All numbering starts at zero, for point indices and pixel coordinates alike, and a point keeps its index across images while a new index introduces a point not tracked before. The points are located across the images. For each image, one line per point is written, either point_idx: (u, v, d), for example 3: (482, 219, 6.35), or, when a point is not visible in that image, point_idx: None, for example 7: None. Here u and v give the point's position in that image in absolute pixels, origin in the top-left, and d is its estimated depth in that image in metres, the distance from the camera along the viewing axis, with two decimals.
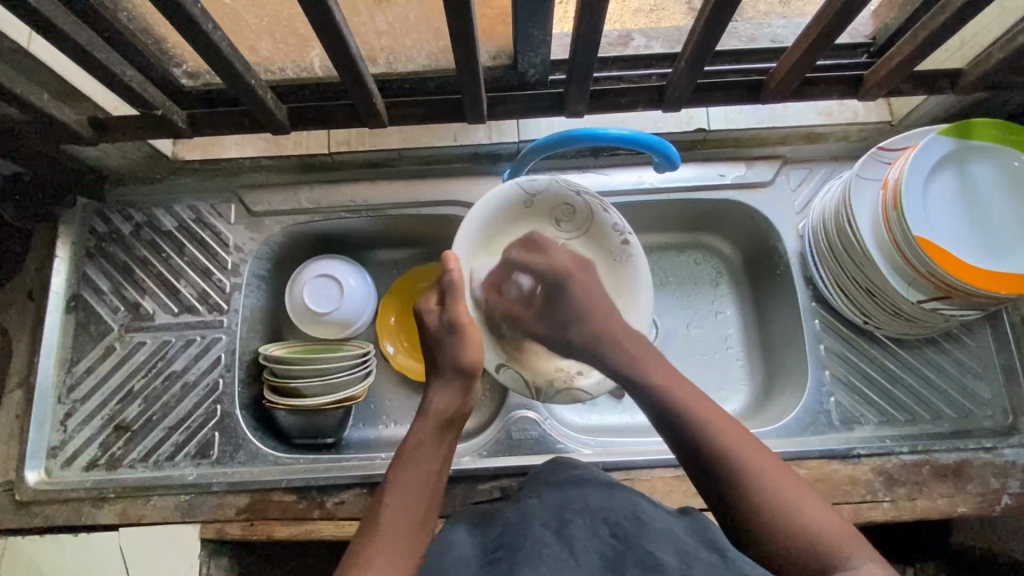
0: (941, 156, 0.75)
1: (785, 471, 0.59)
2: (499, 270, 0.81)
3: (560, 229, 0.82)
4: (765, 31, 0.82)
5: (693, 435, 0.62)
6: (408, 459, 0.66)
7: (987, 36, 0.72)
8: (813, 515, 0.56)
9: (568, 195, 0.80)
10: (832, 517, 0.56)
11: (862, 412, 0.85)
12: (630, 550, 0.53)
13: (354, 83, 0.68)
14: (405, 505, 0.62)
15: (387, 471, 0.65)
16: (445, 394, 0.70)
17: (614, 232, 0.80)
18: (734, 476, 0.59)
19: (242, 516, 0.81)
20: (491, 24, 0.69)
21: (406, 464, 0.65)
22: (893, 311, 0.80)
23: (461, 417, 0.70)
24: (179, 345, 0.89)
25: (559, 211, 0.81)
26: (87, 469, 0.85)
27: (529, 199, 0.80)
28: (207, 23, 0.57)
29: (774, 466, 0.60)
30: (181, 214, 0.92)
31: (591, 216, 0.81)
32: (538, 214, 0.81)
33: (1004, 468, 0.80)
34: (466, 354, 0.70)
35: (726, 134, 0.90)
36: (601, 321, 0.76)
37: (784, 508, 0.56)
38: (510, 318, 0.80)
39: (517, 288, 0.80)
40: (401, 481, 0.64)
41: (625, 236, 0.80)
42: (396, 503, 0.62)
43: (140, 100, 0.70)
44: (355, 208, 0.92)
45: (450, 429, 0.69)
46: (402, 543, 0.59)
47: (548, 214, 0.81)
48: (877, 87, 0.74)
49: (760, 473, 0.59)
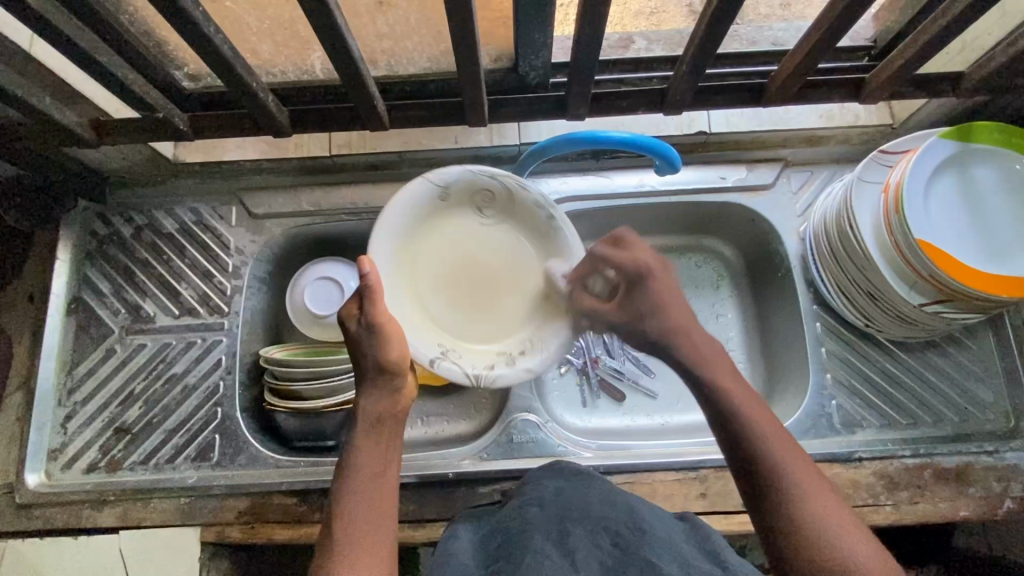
0: (943, 159, 0.75)
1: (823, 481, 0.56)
2: (419, 273, 0.70)
3: (484, 217, 0.72)
4: (766, 34, 0.82)
5: (754, 453, 0.57)
6: (352, 467, 0.61)
7: (989, 39, 0.72)
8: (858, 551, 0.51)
9: (482, 177, 0.70)
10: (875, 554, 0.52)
11: (864, 416, 0.85)
12: (631, 560, 0.54)
13: (355, 86, 0.68)
14: (364, 515, 0.58)
15: (336, 479, 0.61)
16: (378, 396, 0.64)
17: (538, 209, 0.71)
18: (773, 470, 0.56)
19: (243, 519, 0.81)
20: (492, 26, 0.69)
21: (354, 470, 0.61)
22: (895, 314, 0.79)
23: (398, 416, 0.65)
24: (179, 347, 0.89)
25: (480, 198, 0.71)
26: (87, 472, 0.85)
27: (442, 190, 0.70)
28: (209, 27, 0.57)
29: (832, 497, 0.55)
30: (182, 217, 0.92)
31: (512, 197, 0.71)
32: (455, 206, 0.71)
33: (1006, 472, 0.80)
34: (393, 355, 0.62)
35: (728, 137, 0.91)
36: (678, 314, 0.69)
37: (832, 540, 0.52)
38: (438, 315, 0.70)
39: (601, 285, 0.70)
40: (351, 490, 0.60)
41: (551, 211, 0.71)
42: (351, 514, 0.58)
43: (142, 102, 0.70)
44: (356, 210, 0.92)
45: (389, 428, 0.64)
46: (366, 555, 0.56)
47: (465, 203, 0.71)
48: (877, 90, 0.74)
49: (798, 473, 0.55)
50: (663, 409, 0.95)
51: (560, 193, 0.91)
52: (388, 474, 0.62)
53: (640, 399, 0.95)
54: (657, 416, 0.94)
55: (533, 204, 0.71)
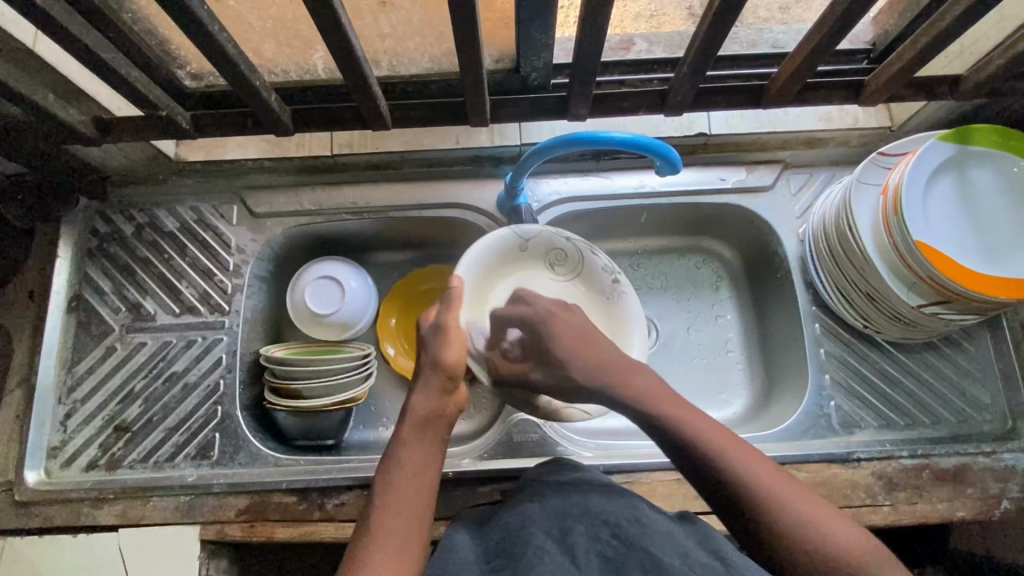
0: (941, 161, 0.75)
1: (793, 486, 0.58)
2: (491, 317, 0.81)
3: (554, 272, 0.84)
4: (766, 36, 0.82)
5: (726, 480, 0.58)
6: (392, 463, 0.62)
7: (986, 42, 0.72)
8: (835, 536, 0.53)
9: (557, 239, 0.83)
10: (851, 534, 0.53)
11: (861, 416, 0.85)
12: (631, 553, 0.54)
13: (358, 85, 0.68)
14: (399, 512, 0.59)
15: (378, 473, 0.63)
16: (426, 394, 0.66)
17: (604, 273, 0.83)
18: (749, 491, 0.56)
19: (242, 517, 0.81)
20: (493, 27, 0.69)
21: (396, 465, 0.62)
22: (893, 315, 0.80)
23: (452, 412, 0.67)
24: (180, 346, 0.89)
25: (553, 254, 0.83)
26: (87, 470, 0.85)
27: (523, 242, 0.82)
28: (213, 25, 0.58)
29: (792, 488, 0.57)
30: (183, 215, 0.92)
31: (582, 260, 0.83)
32: (529, 258, 0.83)
33: (1003, 473, 0.81)
34: (449, 356, 0.67)
35: (727, 139, 0.90)
36: (595, 351, 0.70)
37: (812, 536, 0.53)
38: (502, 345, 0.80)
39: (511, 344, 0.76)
40: (390, 485, 0.61)
41: (615, 276, 0.83)
42: (387, 507, 0.59)
43: (144, 100, 0.70)
44: (357, 210, 0.92)
45: (433, 427, 0.65)
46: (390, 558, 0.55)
47: (539, 259, 0.83)
48: (877, 92, 0.74)
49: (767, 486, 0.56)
50: None
51: (560, 193, 0.91)
52: (430, 471, 0.63)
53: None
54: None
55: (601, 268, 0.83)
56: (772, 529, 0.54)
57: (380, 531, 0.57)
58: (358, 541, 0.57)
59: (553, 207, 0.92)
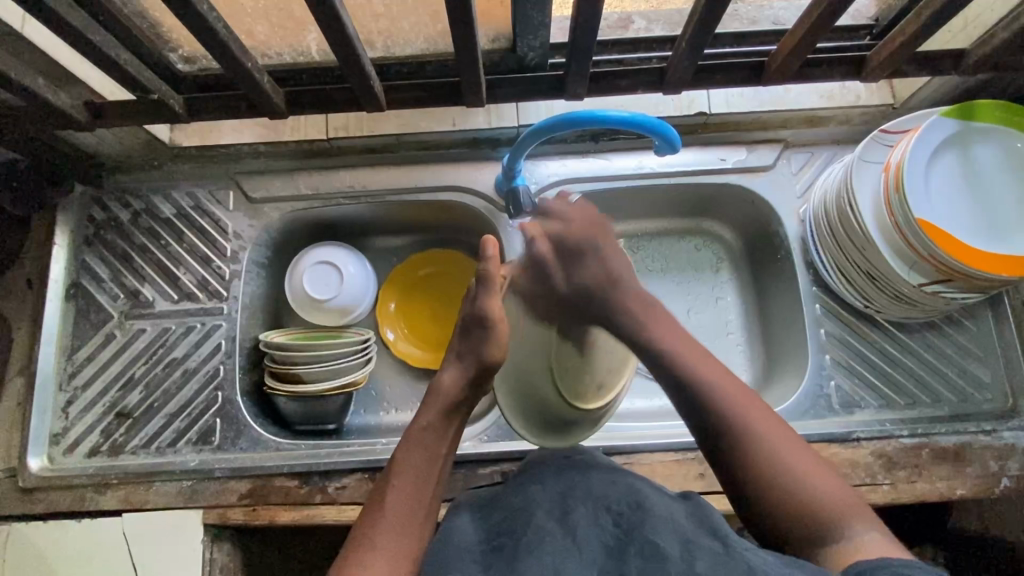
0: (944, 139, 0.74)
1: (783, 431, 0.62)
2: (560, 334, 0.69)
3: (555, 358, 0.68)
4: (766, 13, 0.80)
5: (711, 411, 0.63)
6: (416, 441, 0.64)
7: (991, 16, 0.71)
8: (826, 488, 0.58)
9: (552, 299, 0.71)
10: (842, 488, 0.58)
11: (862, 396, 0.85)
12: (632, 539, 0.53)
13: (352, 66, 0.67)
14: (414, 492, 0.61)
15: (397, 450, 0.64)
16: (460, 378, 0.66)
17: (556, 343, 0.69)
18: (731, 429, 0.61)
19: (245, 501, 0.82)
20: (488, 6, 0.68)
21: (420, 444, 0.64)
22: (894, 295, 0.79)
23: (472, 402, 0.67)
24: (179, 332, 0.89)
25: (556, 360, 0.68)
26: (89, 456, 0.85)
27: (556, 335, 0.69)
28: (202, 4, 0.56)
29: (789, 432, 0.62)
30: (179, 201, 0.92)
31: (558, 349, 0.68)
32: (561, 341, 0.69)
33: (1003, 451, 0.81)
34: (488, 352, 0.65)
35: (727, 118, 0.89)
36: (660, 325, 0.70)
37: (800, 484, 0.58)
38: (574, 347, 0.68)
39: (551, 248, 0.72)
40: (410, 463, 0.63)
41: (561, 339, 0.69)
42: (402, 490, 0.61)
43: (134, 83, 0.69)
44: (353, 194, 0.92)
45: (459, 413, 0.66)
46: (396, 541, 0.58)
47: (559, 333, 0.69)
48: (880, 67, 0.73)
49: (751, 430, 0.61)
50: (662, 392, 0.95)
51: (557, 175, 0.91)
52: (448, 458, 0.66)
53: (639, 381, 0.95)
54: (656, 399, 0.95)
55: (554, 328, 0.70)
56: (750, 476, 0.60)
57: (392, 516, 0.59)
58: (369, 524, 0.59)
59: (551, 188, 0.91)
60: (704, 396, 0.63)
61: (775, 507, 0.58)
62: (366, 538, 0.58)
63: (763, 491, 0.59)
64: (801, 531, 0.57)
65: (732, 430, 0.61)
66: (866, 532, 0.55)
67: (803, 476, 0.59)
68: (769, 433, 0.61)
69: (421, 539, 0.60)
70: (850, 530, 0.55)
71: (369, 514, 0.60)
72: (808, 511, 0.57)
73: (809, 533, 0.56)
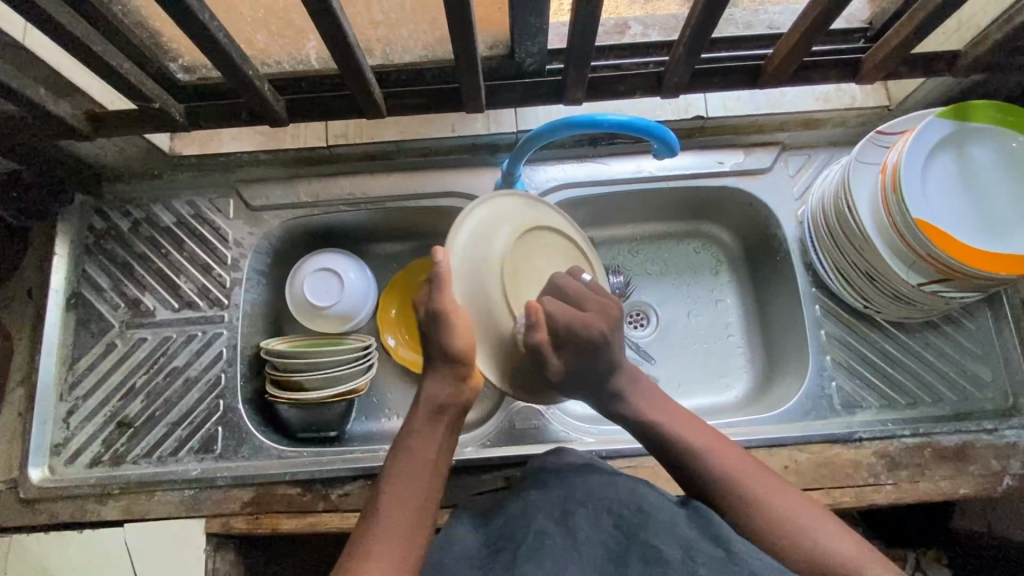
0: (940, 139, 0.75)
1: (778, 484, 0.63)
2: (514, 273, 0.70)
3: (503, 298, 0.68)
4: (762, 17, 0.81)
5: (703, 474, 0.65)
6: (404, 451, 0.63)
7: (984, 17, 0.72)
8: (832, 538, 0.58)
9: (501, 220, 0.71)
10: (843, 534, 0.59)
11: (864, 397, 0.85)
12: (634, 542, 0.53)
13: (352, 74, 0.67)
14: (405, 499, 0.60)
15: (386, 463, 0.64)
16: (442, 384, 0.64)
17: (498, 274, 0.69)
18: (729, 493, 0.63)
19: (247, 510, 0.81)
20: (487, 12, 0.68)
21: (408, 453, 0.63)
22: (893, 295, 0.80)
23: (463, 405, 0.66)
24: (180, 341, 0.89)
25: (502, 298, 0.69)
26: (90, 466, 0.85)
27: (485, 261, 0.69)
28: (204, 13, 0.57)
29: (781, 486, 0.63)
30: (179, 210, 0.92)
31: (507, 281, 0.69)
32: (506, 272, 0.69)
33: (1006, 450, 0.81)
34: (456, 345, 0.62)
35: (724, 121, 0.89)
36: (651, 397, 0.72)
37: (797, 527, 0.59)
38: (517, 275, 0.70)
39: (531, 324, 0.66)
40: (399, 472, 0.62)
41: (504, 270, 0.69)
42: (393, 499, 0.60)
43: (135, 91, 0.69)
44: (354, 201, 0.92)
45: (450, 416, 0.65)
46: (389, 547, 0.56)
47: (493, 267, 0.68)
48: (875, 69, 0.74)
49: (749, 487, 0.63)
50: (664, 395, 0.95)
51: (558, 180, 0.91)
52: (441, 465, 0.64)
53: None
54: None
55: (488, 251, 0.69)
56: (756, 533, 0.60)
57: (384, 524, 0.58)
58: (360, 536, 0.58)
59: (551, 193, 0.91)
60: (697, 460, 0.65)
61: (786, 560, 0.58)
62: (358, 548, 0.57)
63: (772, 545, 0.59)
64: None
65: (731, 493, 0.63)
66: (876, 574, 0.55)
67: (801, 525, 0.60)
68: (765, 487, 0.63)
69: (418, 542, 0.58)
70: (862, 573, 0.55)
71: (362, 526, 0.59)
72: (819, 564, 0.57)
73: None
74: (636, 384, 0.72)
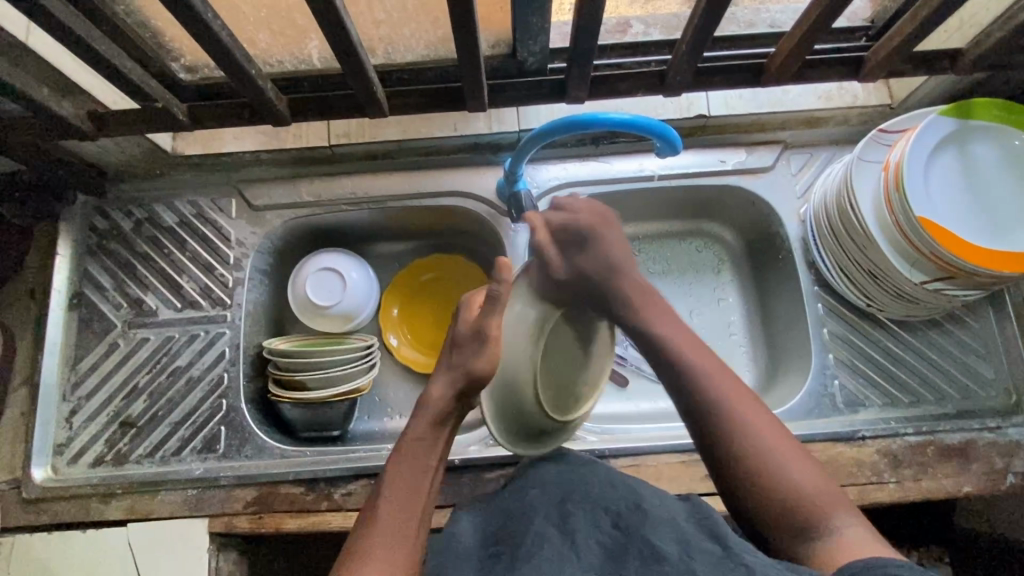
0: (942, 137, 0.75)
1: (775, 427, 0.62)
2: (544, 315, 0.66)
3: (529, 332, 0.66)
4: (763, 16, 0.81)
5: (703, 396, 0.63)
6: (405, 454, 0.63)
7: (986, 15, 0.72)
8: (809, 481, 0.58)
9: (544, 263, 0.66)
10: (820, 479, 0.59)
11: (867, 395, 0.85)
12: (631, 541, 0.53)
13: (354, 72, 0.67)
14: (405, 503, 0.60)
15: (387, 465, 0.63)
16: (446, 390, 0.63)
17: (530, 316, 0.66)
18: (723, 420, 0.61)
19: (250, 509, 0.81)
20: (489, 12, 0.68)
21: (410, 459, 0.63)
22: (896, 293, 0.80)
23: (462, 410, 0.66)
24: (183, 340, 0.89)
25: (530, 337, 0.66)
26: (93, 466, 0.85)
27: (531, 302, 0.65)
28: (207, 12, 0.57)
29: (776, 426, 0.62)
30: (182, 209, 0.92)
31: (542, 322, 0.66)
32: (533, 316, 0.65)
33: (1009, 448, 0.81)
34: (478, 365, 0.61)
35: (726, 120, 0.90)
36: (655, 314, 0.69)
37: (776, 465, 0.59)
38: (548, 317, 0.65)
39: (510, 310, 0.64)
40: (398, 476, 0.62)
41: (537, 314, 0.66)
42: (393, 504, 0.60)
43: (137, 90, 0.69)
44: (356, 200, 0.92)
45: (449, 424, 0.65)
46: (389, 551, 0.56)
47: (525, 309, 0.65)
48: (877, 67, 0.74)
49: (744, 421, 0.61)
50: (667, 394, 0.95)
51: (560, 179, 0.91)
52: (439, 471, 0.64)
53: (641, 384, 0.95)
54: (661, 401, 0.95)
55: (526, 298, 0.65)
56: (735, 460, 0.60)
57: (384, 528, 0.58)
58: (359, 537, 0.58)
59: (552, 193, 0.91)
60: (698, 381, 0.63)
61: (758, 492, 0.58)
62: (356, 549, 0.57)
63: (752, 479, 0.59)
64: (790, 527, 0.56)
65: (725, 424, 0.61)
66: (844, 524, 0.55)
67: (783, 463, 0.59)
68: (761, 424, 0.61)
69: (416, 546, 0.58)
70: (832, 523, 0.55)
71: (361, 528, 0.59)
72: (793, 500, 0.57)
73: (797, 522, 0.56)
74: (643, 297, 0.70)
